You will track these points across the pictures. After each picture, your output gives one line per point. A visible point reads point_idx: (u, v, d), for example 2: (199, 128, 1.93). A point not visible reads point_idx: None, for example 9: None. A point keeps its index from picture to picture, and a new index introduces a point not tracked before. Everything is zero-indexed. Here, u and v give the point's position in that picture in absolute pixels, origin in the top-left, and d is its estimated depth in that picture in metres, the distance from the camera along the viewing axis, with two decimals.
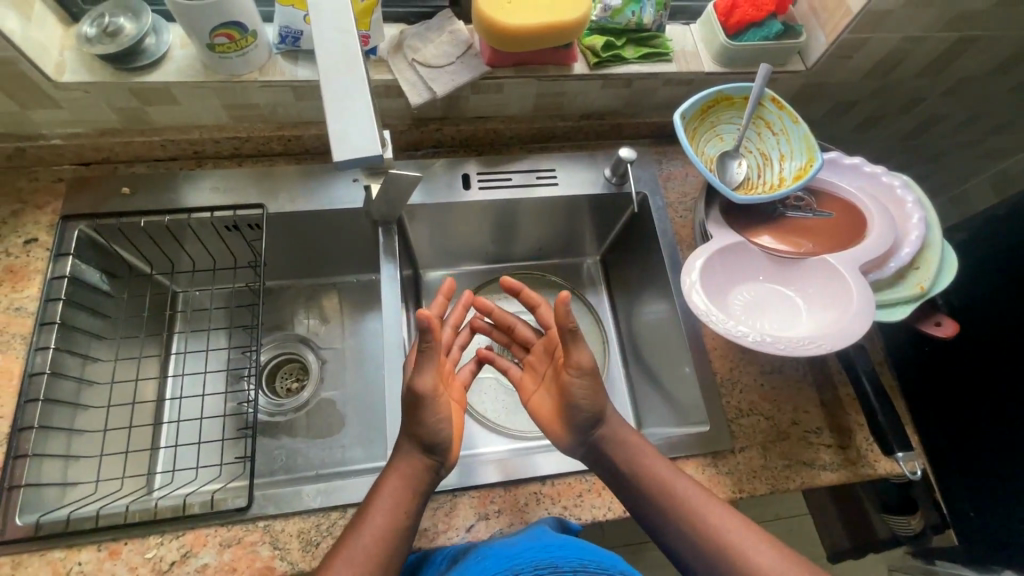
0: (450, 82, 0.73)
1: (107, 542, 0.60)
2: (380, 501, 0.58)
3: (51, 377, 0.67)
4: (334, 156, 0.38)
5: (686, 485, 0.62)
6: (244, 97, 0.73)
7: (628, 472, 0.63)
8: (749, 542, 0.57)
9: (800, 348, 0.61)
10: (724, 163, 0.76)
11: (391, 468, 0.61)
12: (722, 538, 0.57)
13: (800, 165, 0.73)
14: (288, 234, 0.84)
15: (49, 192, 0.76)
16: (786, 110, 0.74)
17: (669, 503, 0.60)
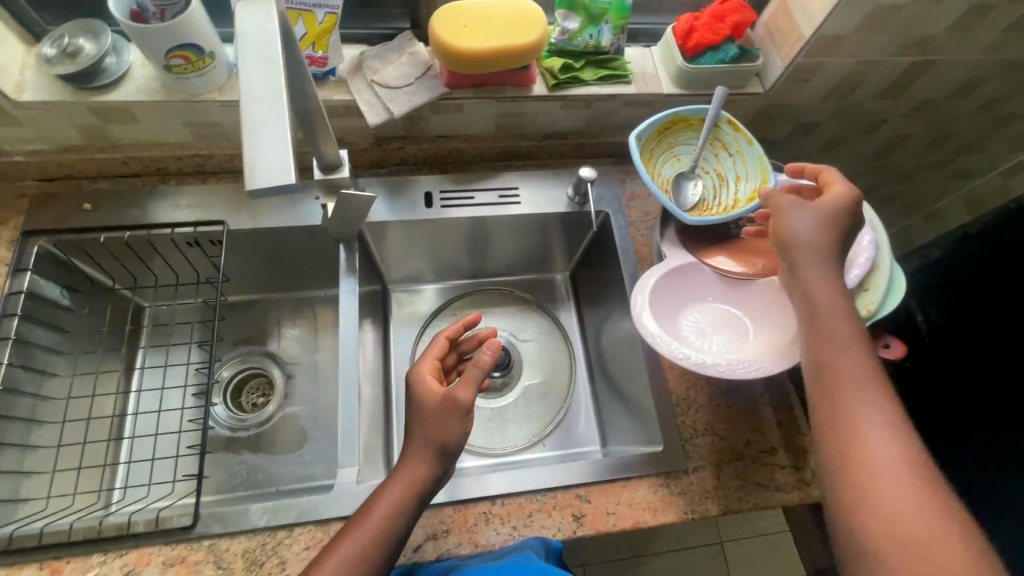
0: (408, 102, 0.74)
1: (49, 560, 0.60)
2: (377, 507, 0.57)
3: (4, 393, 0.68)
4: (246, 184, 0.38)
5: (877, 408, 0.52)
6: (205, 116, 0.74)
7: (820, 391, 0.54)
8: (897, 489, 0.48)
9: (740, 371, 0.61)
10: (680, 184, 0.77)
11: (397, 471, 0.59)
12: (870, 477, 0.49)
13: (755, 185, 0.74)
14: (252, 250, 0.85)
15: (11, 207, 0.77)
16: (741, 132, 0.75)
17: (852, 436, 0.51)
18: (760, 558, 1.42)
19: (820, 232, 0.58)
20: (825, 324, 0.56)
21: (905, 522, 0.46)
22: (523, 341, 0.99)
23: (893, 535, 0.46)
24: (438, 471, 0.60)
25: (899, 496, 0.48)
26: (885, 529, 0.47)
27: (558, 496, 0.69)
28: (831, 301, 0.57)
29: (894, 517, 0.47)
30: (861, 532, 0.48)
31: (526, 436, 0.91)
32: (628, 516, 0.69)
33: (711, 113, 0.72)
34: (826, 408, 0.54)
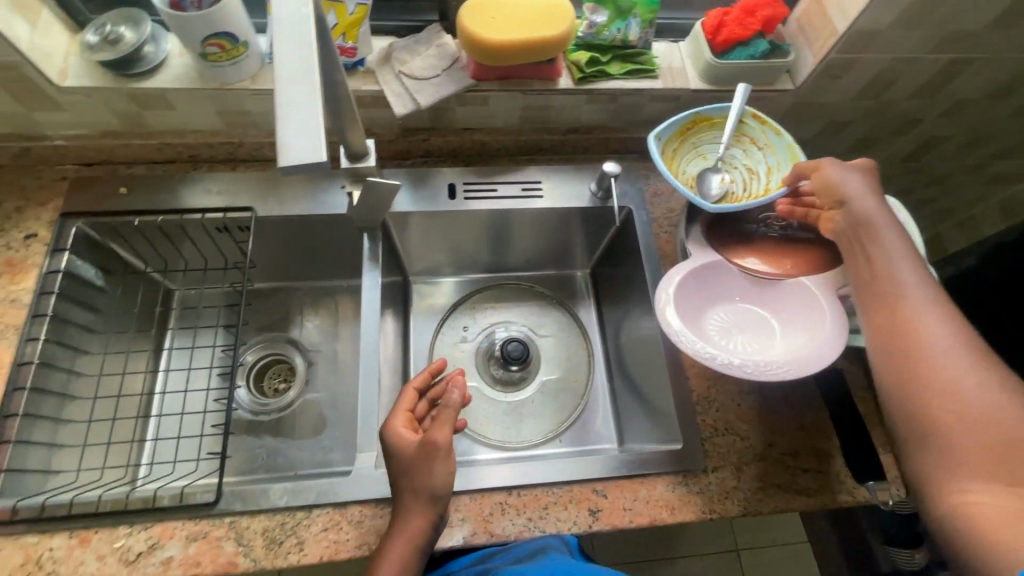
0: (434, 93, 0.75)
1: (78, 530, 0.62)
2: (384, 563, 0.57)
3: (40, 367, 0.70)
4: (279, 160, 0.39)
5: (940, 315, 0.53)
6: (237, 105, 0.76)
7: (877, 305, 0.56)
8: (973, 387, 0.49)
9: (770, 373, 0.59)
10: (707, 180, 0.75)
11: (396, 529, 0.59)
12: (939, 382, 0.50)
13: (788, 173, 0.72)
14: (278, 238, 0.87)
15: (52, 190, 0.79)
16: (766, 123, 0.74)
17: (915, 344, 0.52)
18: (776, 566, 1.40)
19: (867, 186, 0.60)
20: (873, 241, 0.57)
21: (981, 419, 0.47)
22: (541, 336, 1.00)
23: (969, 431, 0.47)
24: (437, 518, 0.61)
25: (973, 394, 0.48)
26: (959, 427, 0.48)
27: (575, 489, 0.69)
28: (882, 222, 0.57)
29: (968, 413, 0.48)
30: (936, 436, 0.49)
31: (542, 431, 0.92)
32: (644, 512, 0.68)
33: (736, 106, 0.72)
34: (885, 322, 0.55)
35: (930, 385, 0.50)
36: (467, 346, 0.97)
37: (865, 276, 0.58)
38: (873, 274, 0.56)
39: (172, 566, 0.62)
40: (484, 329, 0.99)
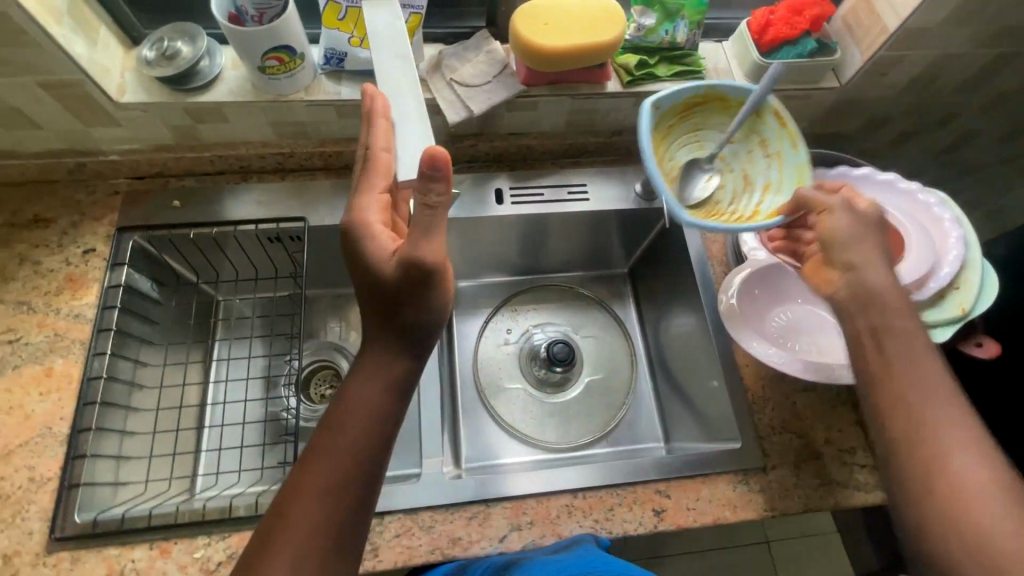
0: (486, 101, 0.75)
1: (159, 540, 0.64)
2: (343, 426, 0.51)
3: (108, 381, 0.71)
4: None
5: (947, 415, 0.53)
6: (290, 115, 0.76)
7: (885, 414, 0.55)
8: (997, 497, 0.49)
9: (843, 377, 0.63)
10: (696, 176, 0.77)
11: (357, 376, 0.53)
12: (953, 490, 0.50)
13: (777, 201, 0.73)
14: (328, 247, 0.87)
15: (106, 204, 0.80)
16: (785, 132, 0.73)
17: (931, 455, 0.52)
18: (807, 557, 1.41)
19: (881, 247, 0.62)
20: (880, 342, 0.57)
21: (1009, 532, 0.47)
22: (583, 337, 1.00)
23: (1005, 543, 0.47)
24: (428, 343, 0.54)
25: (990, 504, 0.49)
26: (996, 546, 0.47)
27: (638, 490, 0.70)
28: (887, 316, 0.58)
29: (988, 528, 0.48)
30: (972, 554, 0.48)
31: (589, 431, 0.92)
32: (708, 512, 0.70)
33: (755, 95, 0.68)
34: (895, 434, 0.54)
35: (951, 497, 0.50)
36: (510, 348, 0.98)
37: (875, 368, 0.57)
38: (883, 368, 0.56)
39: None
40: (524, 331, 1.00)
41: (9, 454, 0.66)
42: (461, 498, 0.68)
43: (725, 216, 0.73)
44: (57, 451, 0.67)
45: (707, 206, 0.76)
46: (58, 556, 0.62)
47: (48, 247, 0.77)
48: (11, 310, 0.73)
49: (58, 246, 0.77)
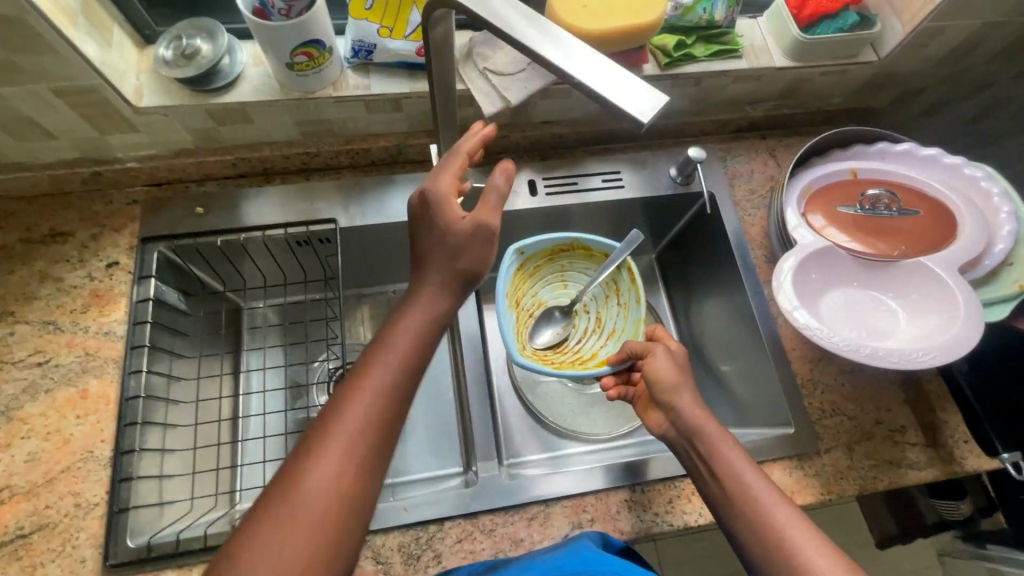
0: (523, 89, 0.72)
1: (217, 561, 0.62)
2: (399, 340, 0.50)
3: (146, 400, 0.69)
4: (644, 117, 0.39)
5: (746, 472, 0.56)
6: (316, 113, 0.74)
7: (718, 482, 0.57)
8: (809, 543, 0.51)
9: (915, 362, 0.62)
10: (548, 311, 0.81)
11: (413, 304, 0.52)
12: (790, 544, 0.51)
13: (616, 347, 0.77)
14: (357, 248, 0.84)
15: (125, 214, 0.77)
16: (633, 286, 0.76)
17: (753, 513, 0.54)
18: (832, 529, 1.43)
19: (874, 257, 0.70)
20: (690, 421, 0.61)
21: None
22: None
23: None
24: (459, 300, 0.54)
25: (813, 551, 0.50)
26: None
27: None
28: (690, 407, 0.61)
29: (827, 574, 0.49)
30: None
31: (628, 420, 0.90)
32: None
33: (613, 253, 0.75)
34: (727, 500, 0.56)
35: (783, 556, 0.51)
36: None
37: (711, 476, 0.58)
38: (719, 464, 0.57)
39: None
40: None
41: (52, 481, 0.64)
42: (519, 499, 0.67)
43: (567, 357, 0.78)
44: (101, 475, 0.64)
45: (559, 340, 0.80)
46: None
47: (69, 262, 0.73)
48: (38, 330, 0.70)
49: (79, 261, 0.74)
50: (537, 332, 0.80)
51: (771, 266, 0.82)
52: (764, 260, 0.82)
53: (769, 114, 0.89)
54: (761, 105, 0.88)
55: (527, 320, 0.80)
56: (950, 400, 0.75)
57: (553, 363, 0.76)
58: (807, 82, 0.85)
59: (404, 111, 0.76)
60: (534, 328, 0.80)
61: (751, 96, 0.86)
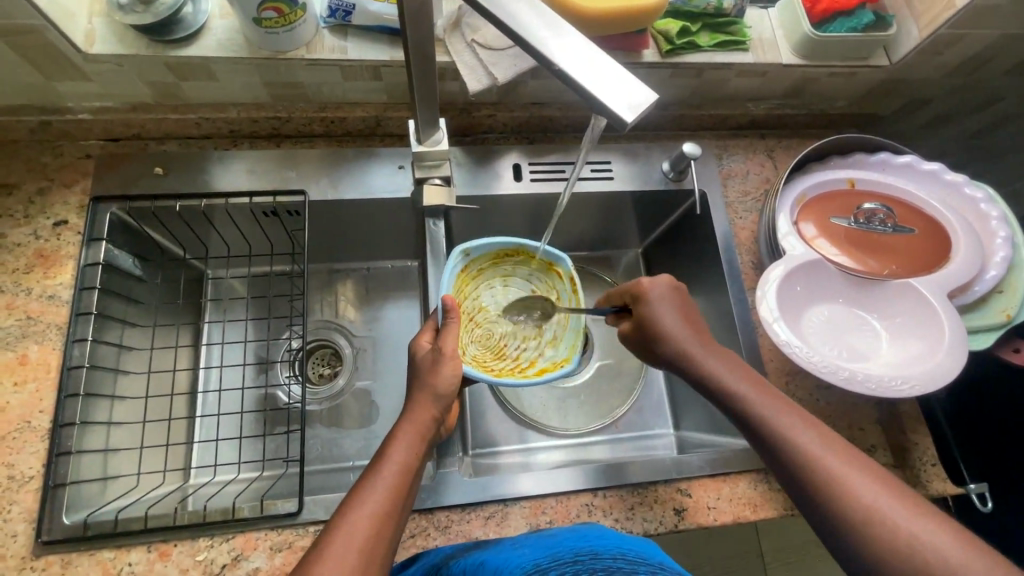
0: (512, 67, 0.67)
1: (157, 543, 0.59)
2: (383, 465, 0.51)
3: (90, 370, 0.65)
4: (627, 116, 0.36)
5: (783, 419, 0.52)
6: (287, 75, 0.68)
7: (753, 435, 0.54)
8: (858, 477, 0.47)
9: (891, 388, 0.61)
10: (487, 315, 0.76)
11: (406, 418, 0.56)
12: (836, 481, 0.47)
13: (554, 355, 0.74)
14: (329, 223, 0.80)
15: (77, 168, 0.72)
16: (576, 296, 0.74)
17: (790, 454, 0.50)
18: None
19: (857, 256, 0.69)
20: (719, 388, 0.57)
21: (893, 508, 0.45)
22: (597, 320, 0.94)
23: (916, 525, 0.44)
24: (440, 416, 0.57)
25: (862, 484, 0.47)
26: (894, 527, 0.44)
27: (660, 489, 0.69)
28: (664, 318, 0.62)
29: (884, 508, 0.45)
30: (819, 478, 0.48)
31: (599, 417, 0.88)
32: (728, 511, 0.68)
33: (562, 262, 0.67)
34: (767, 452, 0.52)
35: (832, 493, 0.47)
36: None
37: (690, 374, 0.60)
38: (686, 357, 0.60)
39: None
40: None
41: None
42: (479, 497, 0.65)
43: (504, 363, 0.72)
44: (38, 447, 0.61)
45: (497, 346, 0.75)
46: (47, 560, 0.57)
47: (13, 217, 0.68)
48: None
49: (24, 217, 0.69)
50: (475, 335, 0.74)
51: (757, 272, 0.79)
52: (749, 266, 0.79)
53: (771, 113, 0.85)
54: (763, 103, 0.84)
55: (466, 323, 0.74)
56: (923, 423, 0.71)
57: (493, 371, 0.70)
58: (813, 82, 0.81)
59: (383, 80, 0.71)
60: (471, 331, 0.74)
61: (754, 92, 0.82)
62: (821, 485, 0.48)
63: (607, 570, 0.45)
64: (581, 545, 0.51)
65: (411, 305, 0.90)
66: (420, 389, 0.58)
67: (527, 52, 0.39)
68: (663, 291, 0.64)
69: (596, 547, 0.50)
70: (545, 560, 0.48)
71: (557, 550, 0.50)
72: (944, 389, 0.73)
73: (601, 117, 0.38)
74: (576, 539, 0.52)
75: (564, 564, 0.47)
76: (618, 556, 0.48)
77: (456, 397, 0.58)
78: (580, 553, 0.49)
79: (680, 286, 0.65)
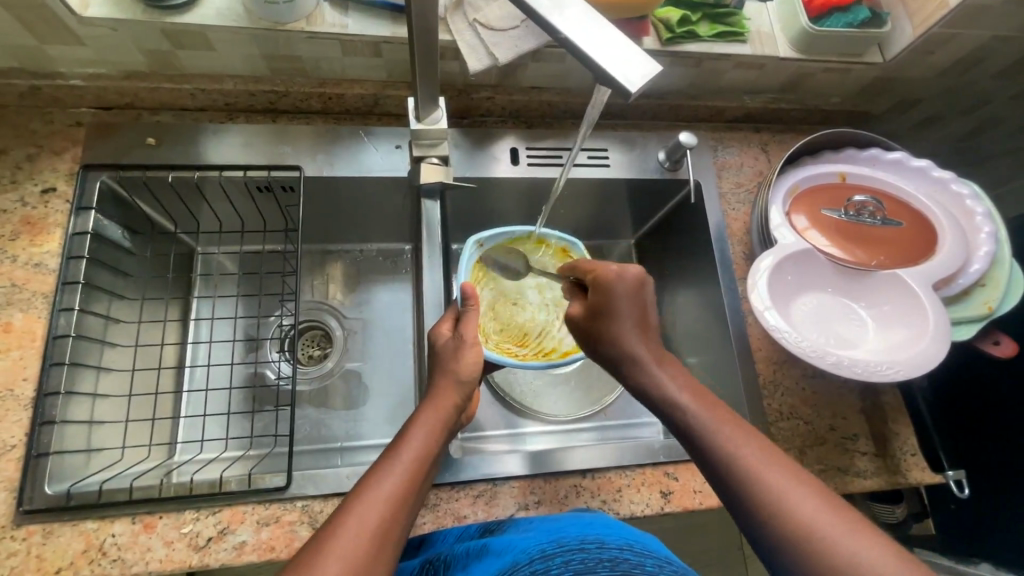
0: (513, 48, 0.67)
1: (142, 515, 0.59)
2: (401, 454, 0.50)
3: (77, 340, 0.63)
4: (632, 87, 0.37)
5: (726, 434, 0.51)
6: (287, 48, 0.68)
7: (695, 450, 0.52)
8: (799, 495, 0.46)
9: (876, 374, 0.62)
10: (511, 305, 0.78)
11: (427, 404, 0.56)
12: (775, 499, 0.46)
13: (578, 339, 0.75)
14: (324, 201, 0.79)
15: (66, 136, 0.70)
16: None
17: (729, 466, 0.49)
18: None
19: (845, 246, 0.70)
20: (665, 396, 0.56)
21: (829, 524, 0.44)
22: None
23: (850, 544, 0.42)
24: (461, 404, 0.57)
25: (801, 504, 0.45)
26: (831, 544, 0.43)
27: (647, 472, 0.69)
28: (620, 322, 0.59)
29: (821, 529, 0.43)
30: (764, 497, 0.46)
31: (587, 404, 0.89)
32: (713, 495, 0.69)
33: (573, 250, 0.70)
34: (707, 469, 0.51)
35: (775, 512, 0.45)
36: None
37: (638, 383, 0.58)
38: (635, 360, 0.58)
39: (246, 552, 0.59)
40: None
41: None
42: (469, 476, 0.66)
43: (530, 350, 0.74)
44: (22, 416, 0.60)
45: (519, 332, 0.77)
46: (28, 529, 0.56)
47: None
48: None
49: (11, 182, 0.67)
50: (495, 323, 0.76)
51: (748, 263, 0.79)
52: (741, 256, 0.79)
53: (766, 106, 0.86)
54: (759, 96, 0.85)
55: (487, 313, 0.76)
56: (904, 413, 0.73)
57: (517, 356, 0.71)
58: (808, 77, 0.82)
59: (384, 58, 0.71)
60: (493, 318, 0.76)
61: (750, 84, 0.83)
62: (766, 501, 0.46)
63: (610, 561, 0.43)
64: (584, 533, 0.48)
65: (404, 288, 0.90)
66: (443, 374, 0.58)
67: (532, 23, 0.39)
68: (620, 286, 0.60)
69: (597, 533, 0.48)
70: (550, 546, 0.47)
71: (562, 536, 0.48)
72: (926, 381, 0.74)
73: (606, 88, 0.39)
74: (583, 526, 0.50)
75: (567, 549, 0.46)
76: (624, 544, 0.46)
77: (454, 372, 0.58)
78: (584, 541, 0.47)
79: (644, 279, 0.60)
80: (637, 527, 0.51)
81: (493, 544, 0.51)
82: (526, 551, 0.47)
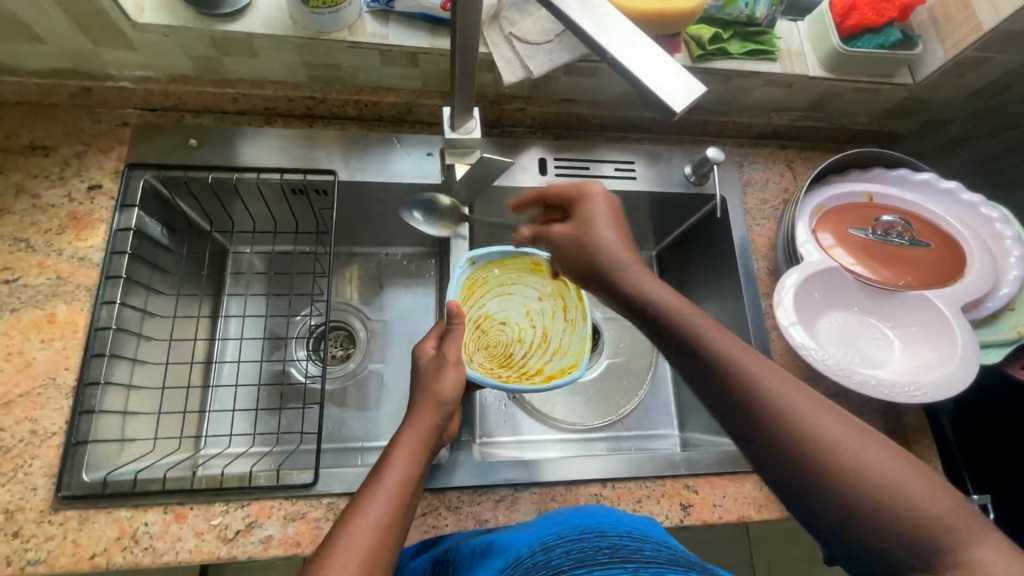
0: (547, 61, 0.69)
1: (173, 505, 0.60)
2: (386, 475, 0.51)
3: (117, 333, 0.66)
4: (678, 106, 0.38)
5: (723, 345, 0.48)
6: (328, 56, 0.70)
7: (690, 361, 0.50)
8: (801, 404, 0.43)
9: (903, 395, 0.62)
10: (498, 323, 0.79)
11: (407, 427, 0.56)
12: (772, 408, 0.43)
13: (561, 364, 0.75)
14: (356, 204, 0.81)
15: (112, 135, 0.73)
16: (580, 304, 0.77)
17: (721, 374, 0.47)
18: None
19: (873, 264, 0.71)
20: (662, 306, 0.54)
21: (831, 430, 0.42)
22: (608, 321, 0.97)
23: (856, 450, 0.40)
24: (442, 422, 0.59)
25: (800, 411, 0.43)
26: (837, 450, 0.40)
27: (666, 483, 0.70)
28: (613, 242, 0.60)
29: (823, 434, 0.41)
30: (758, 404, 0.44)
31: (604, 414, 0.90)
32: (733, 509, 0.69)
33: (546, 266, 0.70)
34: (702, 380, 0.48)
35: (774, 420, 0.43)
36: None
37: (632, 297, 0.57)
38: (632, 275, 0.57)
39: (272, 545, 0.60)
40: None
41: (9, 404, 0.61)
42: (488, 480, 0.66)
43: (512, 373, 0.74)
44: (62, 404, 0.62)
45: (504, 351, 0.78)
46: (65, 514, 0.58)
47: (49, 178, 0.70)
48: (8, 247, 0.66)
49: (59, 179, 0.70)
50: (481, 342, 0.77)
51: (771, 279, 0.80)
52: (765, 272, 0.80)
53: (792, 124, 0.87)
54: (786, 113, 0.86)
55: (472, 331, 0.77)
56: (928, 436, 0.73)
57: (497, 378, 0.72)
58: (837, 96, 0.82)
59: (420, 68, 0.73)
60: (480, 337, 0.77)
61: (777, 102, 0.84)
62: (760, 408, 0.44)
63: (610, 549, 0.44)
64: (585, 526, 0.49)
65: (427, 291, 0.92)
66: (424, 393, 0.60)
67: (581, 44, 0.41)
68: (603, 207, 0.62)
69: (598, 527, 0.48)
70: (554, 539, 0.48)
71: (566, 529, 0.49)
72: (950, 401, 0.73)
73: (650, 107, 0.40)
74: (587, 519, 0.50)
75: (569, 540, 0.47)
76: (625, 533, 0.47)
77: (449, 402, 0.59)
78: (587, 532, 0.47)
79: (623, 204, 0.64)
80: (647, 523, 0.51)
81: (499, 540, 0.52)
82: (530, 545, 0.48)
